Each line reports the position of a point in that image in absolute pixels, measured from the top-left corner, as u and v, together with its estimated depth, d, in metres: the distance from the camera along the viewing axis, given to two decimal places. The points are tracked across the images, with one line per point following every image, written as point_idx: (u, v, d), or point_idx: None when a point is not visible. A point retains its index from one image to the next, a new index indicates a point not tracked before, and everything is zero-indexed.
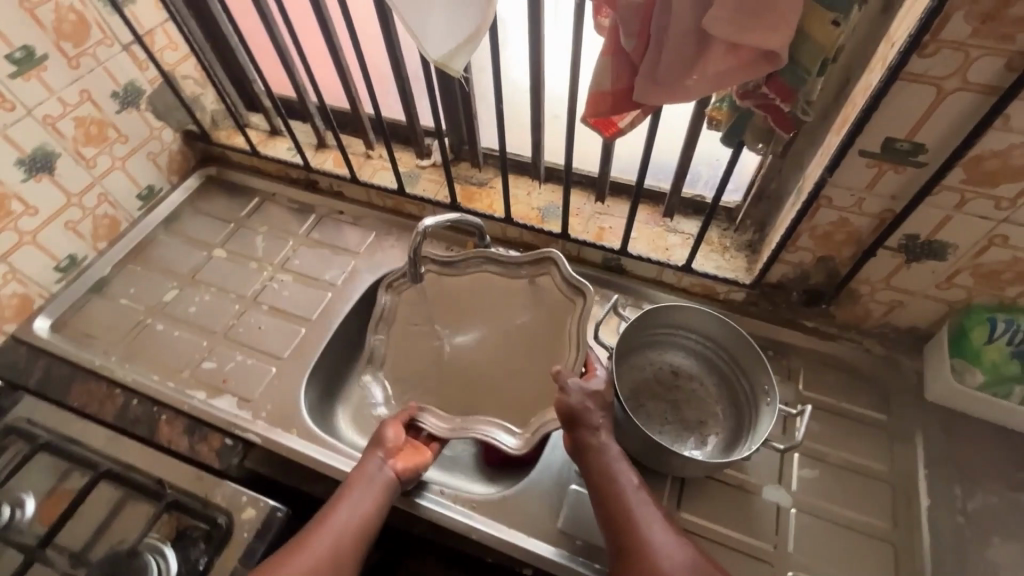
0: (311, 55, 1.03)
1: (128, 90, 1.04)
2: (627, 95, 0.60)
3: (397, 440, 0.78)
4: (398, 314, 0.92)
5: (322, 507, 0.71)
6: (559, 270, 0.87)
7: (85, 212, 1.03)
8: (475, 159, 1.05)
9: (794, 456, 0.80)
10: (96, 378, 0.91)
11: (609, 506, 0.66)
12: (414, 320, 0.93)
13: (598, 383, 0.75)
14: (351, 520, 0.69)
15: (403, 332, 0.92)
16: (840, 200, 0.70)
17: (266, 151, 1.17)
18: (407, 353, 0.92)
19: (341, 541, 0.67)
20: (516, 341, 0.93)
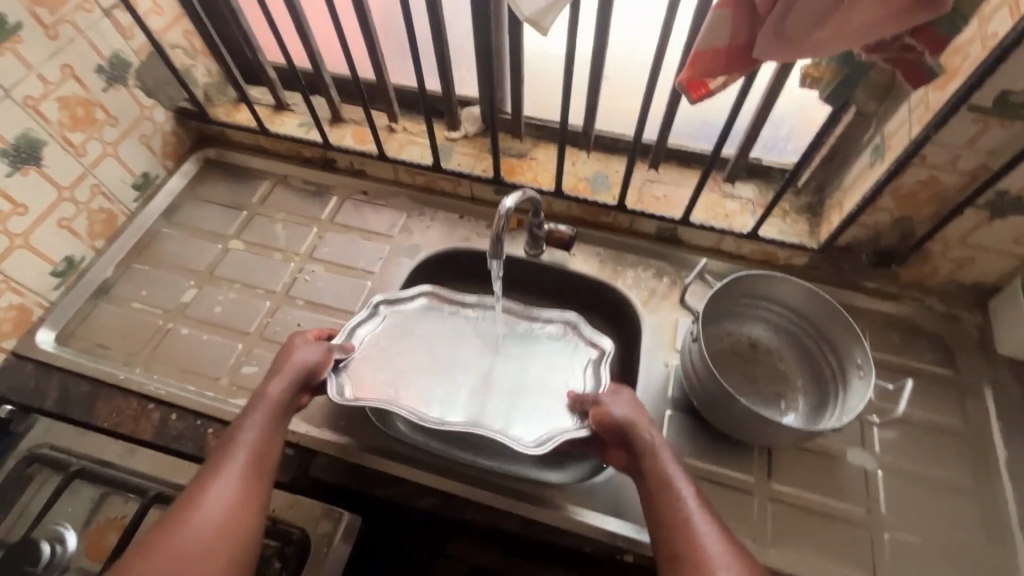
0: (343, 20, 0.94)
1: (115, 64, 0.90)
2: (744, 52, 0.55)
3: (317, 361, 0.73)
4: (403, 323, 0.88)
5: (220, 440, 0.63)
6: (579, 333, 0.88)
7: (79, 207, 0.91)
8: (515, 129, 0.99)
9: (874, 429, 0.79)
10: (123, 393, 0.82)
11: (655, 498, 0.62)
12: (411, 331, 0.88)
13: (629, 395, 0.73)
14: (254, 445, 0.63)
15: (402, 344, 0.86)
16: (935, 157, 0.68)
17: (275, 128, 1.06)
18: (394, 359, 0.85)
19: (249, 470, 0.60)
20: (529, 388, 0.84)
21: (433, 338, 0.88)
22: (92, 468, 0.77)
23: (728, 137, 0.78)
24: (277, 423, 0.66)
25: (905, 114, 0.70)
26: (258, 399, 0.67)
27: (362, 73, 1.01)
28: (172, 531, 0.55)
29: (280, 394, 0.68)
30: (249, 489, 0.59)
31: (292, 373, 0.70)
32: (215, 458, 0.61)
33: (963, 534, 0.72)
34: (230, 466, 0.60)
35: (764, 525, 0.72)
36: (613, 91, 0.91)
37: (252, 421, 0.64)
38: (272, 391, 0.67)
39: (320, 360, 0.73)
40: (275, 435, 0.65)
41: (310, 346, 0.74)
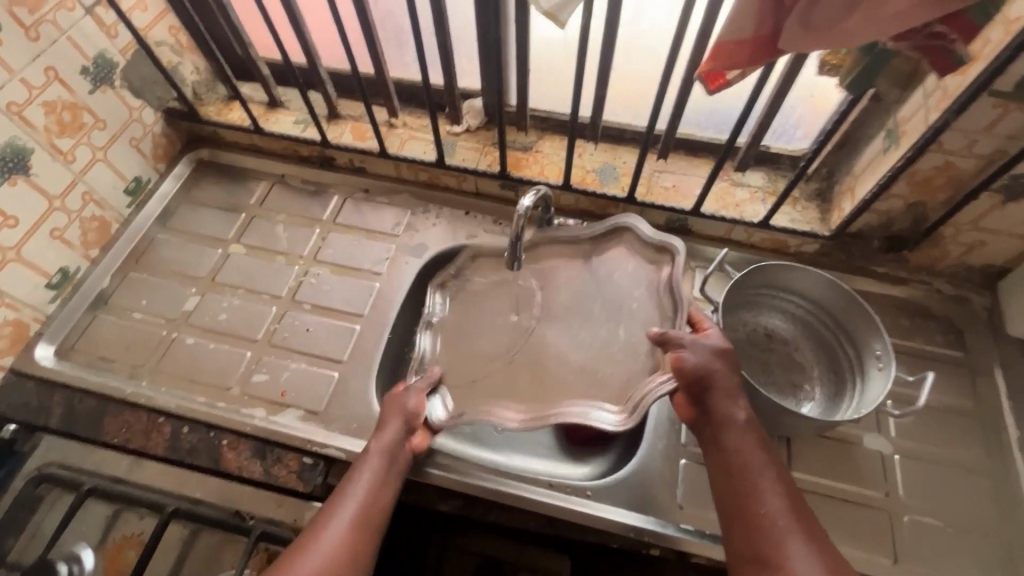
0: (342, 13, 0.91)
1: (100, 65, 0.86)
2: (768, 42, 0.54)
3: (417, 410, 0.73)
4: (463, 306, 0.86)
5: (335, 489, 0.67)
6: (637, 235, 0.82)
7: (71, 216, 0.87)
8: (520, 121, 0.97)
9: (890, 420, 0.79)
10: (130, 408, 0.80)
11: (730, 485, 0.60)
12: (470, 311, 0.85)
13: (718, 344, 0.68)
14: (363, 500, 0.64)
15: (462, 333, 0.84)
16: (952, 143, 0.68)
17: (270, 127, 1.03)
18: (457, 351, 0.82)
19: (354, 525, 0.62)
20: (602, 319, 0.80)
21: (493, 294, 0.86)
22: (105, 487, 0.75)
23: (742, 128, 0.78)
24: (387, 481, 0.67)
25: (921, 100, 0.69)
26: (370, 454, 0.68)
27: (363, 67, 0.98)
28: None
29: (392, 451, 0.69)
30: (353, 544, 0.61)
31: (402, 425, 0.71)
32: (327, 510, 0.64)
33: (979, 513, 0.73)
34: (338, 518, 0.62)
35: None
36: (620, 81, 0.90)
37: (363, 477, 0.66)
38: (383, 442, 0.69)
39: (419, 408, 0.73)
40: (386, 491, 0.66)
41: (413, 391, 0.74)
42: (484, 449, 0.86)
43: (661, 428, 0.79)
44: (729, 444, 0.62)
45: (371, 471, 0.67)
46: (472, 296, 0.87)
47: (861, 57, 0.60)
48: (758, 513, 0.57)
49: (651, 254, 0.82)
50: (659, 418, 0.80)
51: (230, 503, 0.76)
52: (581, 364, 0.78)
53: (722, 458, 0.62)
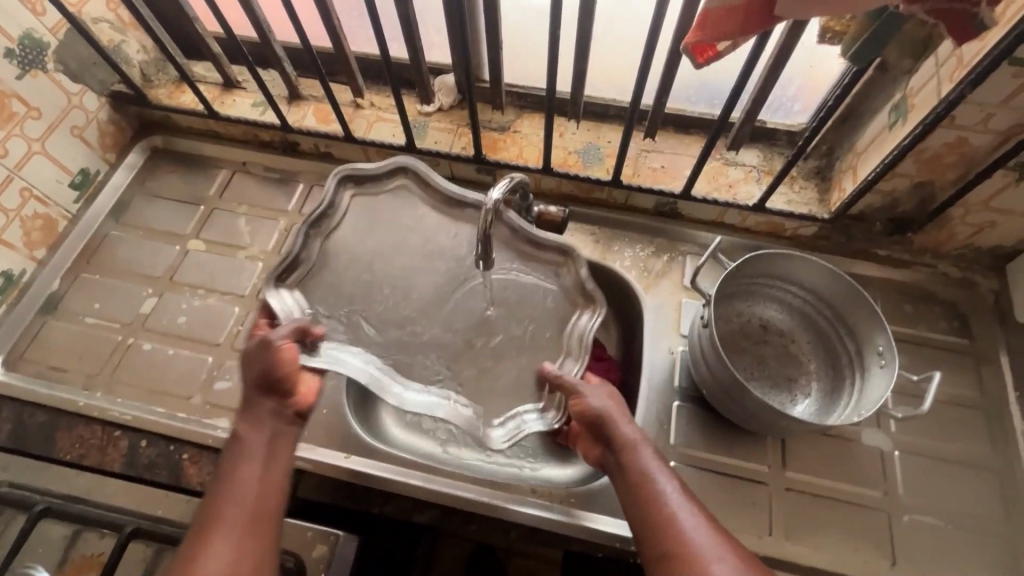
0: None
1: (28, 47, 0.78)
2: (765, 8, 0.47)
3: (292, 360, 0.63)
4: (365, 215, 0.76)
5: (213, 479, 0.57)
6: (575, 271, 0.72)
7: (10, 216, 0.80)
8: (494, 99, 0.89)
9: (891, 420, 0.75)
10: (84, 421, 0.76)
11: (643, 515, 0.55)
12: (380, 218, 0.76)
13: (607, 386, 0.67)
14: (257, 480, 0.57)
15: (368, 240, 0.74)
16: (965, 118, 0.62)
17: (225, 110, 0.95)
18: (353, 262, 0.73)
19: (254, 509, 0.55)
20: (492, 319, 0.72)
21: (397, 234, 0.75)
22: (60, 505, 0.69)
23: (736, 102, 0.71)
24: (277, 453, 0.60)
25: (932, 69, 0.62)
26: (245, 438, 0.59)
27: (318, 42, 0.91)
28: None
29: (272, 428, 0.61)
30: (257, 533, 0.54)
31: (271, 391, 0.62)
32: (212, 509, 0.54)
33: (981, 511, 0.70)
34: (232, 502, 0.55)
35: (780, 517, 0.69)
36: (603, 53, 0.83)
37: (249, 462, 0.58)
38: (261, 416, 0.61)
39: (292, 354, 0.63)
40: (278, 463, 0.59)
41: (280, 333, 0.62)
42: (465, 451, 0.81)
43: (649, 429, 0.74)
44: (638, 467, 0.58)
45: (259, 450, 0.59)
46: (385, 207, 0.76)
47: (869, 22, 0.53)
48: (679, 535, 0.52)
49: (576, 297, 0.72)
50: (647, 420, 0.75)
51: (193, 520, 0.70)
52: (500, 296, 0.73)
53: (632, 489, 0.57)
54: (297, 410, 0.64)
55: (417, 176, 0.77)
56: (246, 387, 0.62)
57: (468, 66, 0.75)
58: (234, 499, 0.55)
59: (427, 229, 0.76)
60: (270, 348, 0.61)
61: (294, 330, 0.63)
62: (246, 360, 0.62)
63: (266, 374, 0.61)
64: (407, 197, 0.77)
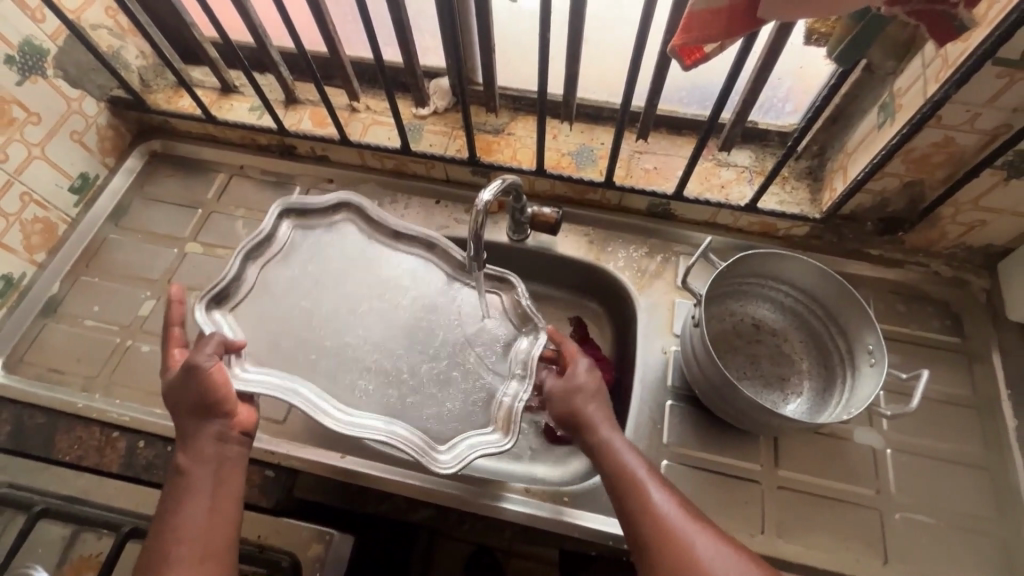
0: None
1: (28, 53, 0.79)
2: (748, 10, 0.48)
3: (220, 380, 0.61)
4: (306, 244, 0.78)
5: (159, 516, 0.56)
6: (513, 297, 0.76)
7: (10, 220, 0.81)
8: (488, 102, 0.90)
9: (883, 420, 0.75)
10: (83, 423, 0.76)
11: (625, 503, 0.57)
12: (320, 251, 0.78)
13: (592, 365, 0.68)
14: (206, 514, 0.56)
15: (308, 272, 0.76)
16: (952, 117, 0.62)
17: (223, 115, 0.96)
18: (295, 290, 0.75)
19: (205, 547, 0.54)
20: (433, 343, 0.74)
21: (337, 261, 0.78)
22: (59, 506, 0.70)
23: (725, 103, 0.71)
24: (222, 481, 0.59)
25: (919, 69, 0.63)
26: (186, 470, 0.58)
27: (314, 46, 0.92)
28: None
29: (213, 455, 0.59)
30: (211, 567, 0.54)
31: (208, 416, 0.60)
32: (160, 551, 0.53)
33: (974, 508, 0.70)
34: (182, 543, 0.54)
35: (773, 515, 0.69)
36: (595, 56, 0.84)
37: (195, 498, 0.56)
38: (202, 444, 0.59)
39: (218, 375, 0.61)
40: (223, 491, 0.58)
41: (205, 353, 0.61)
42: None
43: (642, 428, 0.75)
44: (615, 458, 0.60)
45: (203, 479, 0.58)
46: (324, 242, 0.79)
47: (854, 23, 0.54)
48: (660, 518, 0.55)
49: (515, 321, 0.75)
50: (640, 419, 0.75)
51: None
52: (442, 322, 0.76)
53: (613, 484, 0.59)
54: (242, 429, 0.63)
55: (360, 215, 0.81)
56: (179, 417, 0.61)
57: (461, 69, 0.76)
58: (179, 538, 0.54)
59: (365, 258, 0.79)
60: (190, 370, 0.60)
61: (217, 347, 0.62)
62: (172, 390, 0.61)
63: (198, 398, 0.60)
64: (351, 229, 0.80)
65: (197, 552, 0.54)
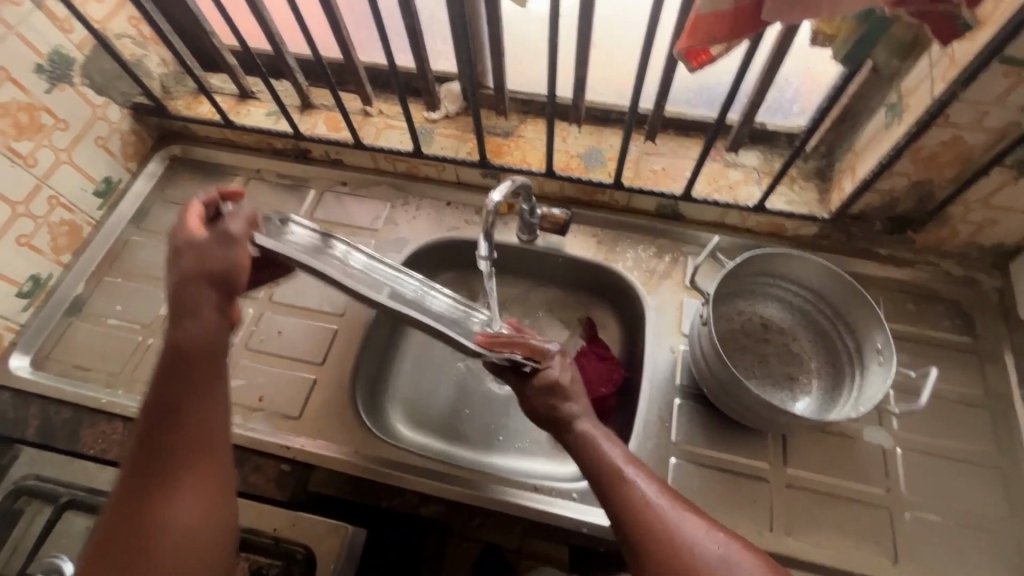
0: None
1: (56, 62, 0.82)
2: (752, 13, 0.49)
3: (240, 258, 0.61)
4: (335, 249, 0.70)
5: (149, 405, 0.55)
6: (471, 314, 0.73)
7: (38, 222, 0.84)
8: (498, 105, 0.92)
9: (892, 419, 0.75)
10: (107, 418, 0.79)
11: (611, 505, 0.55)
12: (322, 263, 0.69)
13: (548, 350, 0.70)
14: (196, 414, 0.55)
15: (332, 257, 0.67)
16: (960, 116, 0.63)
17: (240, 119, 0.99)
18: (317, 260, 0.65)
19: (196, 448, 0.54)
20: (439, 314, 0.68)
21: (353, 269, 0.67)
22: (84, 498, 0.72)
23: (733, 103, 0.72)
24: (216, 376, 0.58)
25: (926, 69, 0.63)
26: (182, 355, 0.56)
27: (327, 52, 0.94)
28: (136, 563, 0.48)
29: (204, 343, 0.58)
30: (206, 472, 0.54)
31: (214, 289, 0.59)
32: (150, 454, 0.53)
33: (986, 508, 0.70)
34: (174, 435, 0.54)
35: (782, 514, 0.70)
36: (603, 59, 0.85)
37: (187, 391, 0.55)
38: (202, 320, 0.58)
39: (240, 258, 0.61)
40: (216, 388, 0.57)
41: (236, 221, 0.62)
42: (482, 451, 0.84)
43: (651, 427, 0.75)
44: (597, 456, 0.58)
45: (194, 384, 0.56)
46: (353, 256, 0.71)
47: (858, 24, 0.55)
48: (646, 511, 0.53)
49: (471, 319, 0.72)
50: (648, 417, 0.76)
51: None
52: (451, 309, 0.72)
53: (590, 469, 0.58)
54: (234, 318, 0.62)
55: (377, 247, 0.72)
56: (181, 279, 0.59)
57: (472, 73, 0.78)
58: (173, 436, 0.54)
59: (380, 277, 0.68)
60: (224, 233, 0.61)
61: (248, 221, 0.63)
62: (184, 249, 0.60)
63: (215, 266, 0.59)
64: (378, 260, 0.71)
65: (189, 458, 0.53)
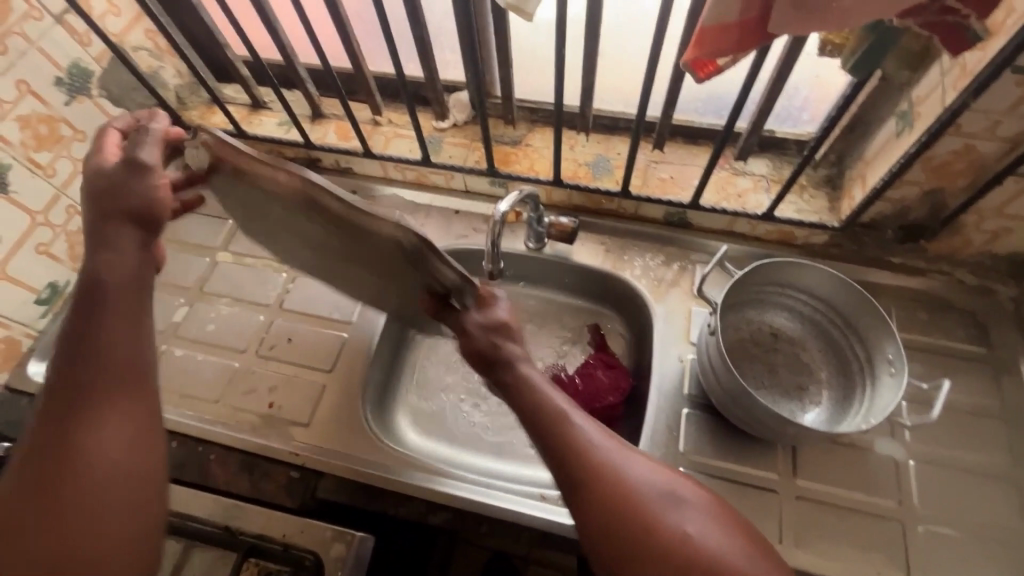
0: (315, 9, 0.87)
1: (75, 75, 0.84)
2: (758, 25, 0.49)
3: (160, 195, 0.57)
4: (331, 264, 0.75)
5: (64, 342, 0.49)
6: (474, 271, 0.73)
7: (57, 231, 0.86)
8: (506, 114, 0.93)
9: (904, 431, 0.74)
10: None
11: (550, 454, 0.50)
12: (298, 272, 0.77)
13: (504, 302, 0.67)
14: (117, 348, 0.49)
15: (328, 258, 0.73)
16: (972, 125, 0.62)
17: (252, 129, 1.00)
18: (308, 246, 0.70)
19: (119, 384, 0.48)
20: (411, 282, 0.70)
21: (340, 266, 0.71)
22: None
23: (741, 112, 0.72)
24: (143, 307, 0.53)
25: (937, 78, 0.63)
26: (100, 288, 0.51)
27: (337, 62, 0.95)
28: (55, 504, 0.42)
29: (127, 273, 0.53)
30: (134, 403, 0.48)
31: (133, 227, 0.55)
32: (64, 381, 0.47)
33: (1001, 522, 0.69)
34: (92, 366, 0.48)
35: (791, 526, 0.69)
36: (611, 68, 0.85)
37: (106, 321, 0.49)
38: (123, 258, 0.53)
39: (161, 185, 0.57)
40: (143, 314, 0.52)
41: (151, 155, 0.58)
42: (489, 459, 0.84)
43: (658, 436, 0.75)
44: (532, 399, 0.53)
45: (112, 308, 0.50)
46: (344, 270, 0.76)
47: (866, 35, 0.54)
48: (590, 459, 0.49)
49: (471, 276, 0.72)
50: (656, 426, 0.76)
51: (221, 519, 0.71)
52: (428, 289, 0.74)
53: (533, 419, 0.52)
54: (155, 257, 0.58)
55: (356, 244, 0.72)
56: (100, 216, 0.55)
57: (480, 83, 0.78)
58: (90, 373, 0.47)
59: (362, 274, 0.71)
60: (142, 167, 0.57)
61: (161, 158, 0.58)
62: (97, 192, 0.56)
63: (134, 198, 0.55)
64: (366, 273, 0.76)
65: (109, 382, 0.47)
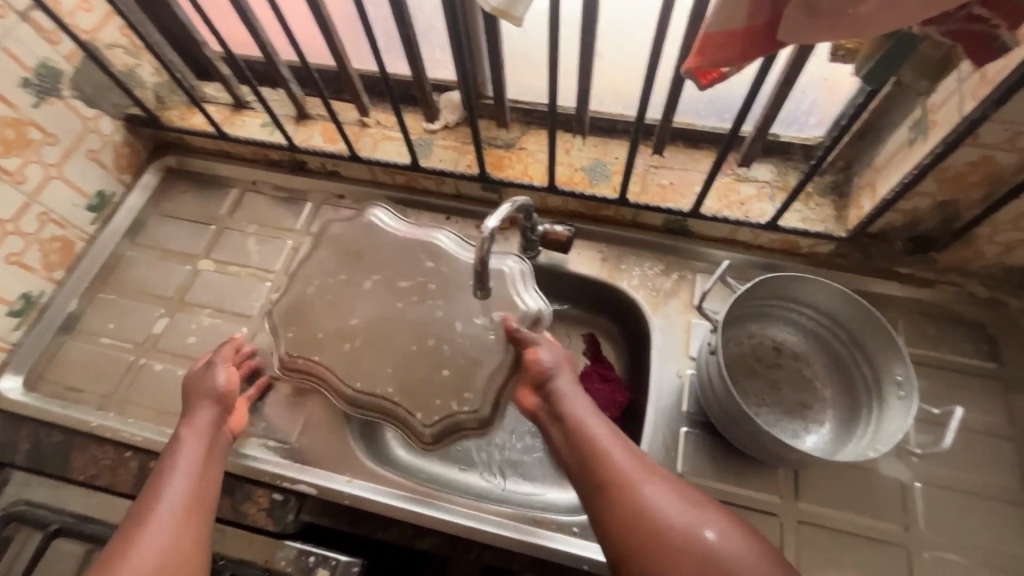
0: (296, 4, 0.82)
1: (44, 75, 0.80)
2: (764, 31, 0.45)
3: (229, 383, 0.69)
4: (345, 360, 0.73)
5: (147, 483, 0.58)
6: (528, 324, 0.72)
7: (28, 239, 0.82)
8: (499, 116, 0.88)
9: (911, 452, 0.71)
10: (97, 442, 0.77)
11: (577, 464, 0.56)
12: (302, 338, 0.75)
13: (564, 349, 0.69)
14: (186, 493, 0.57)
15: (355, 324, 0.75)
16: (990, 136, 0.58)
17: (235, 130, 0.96)
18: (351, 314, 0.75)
19: (181, 518, 0.55)
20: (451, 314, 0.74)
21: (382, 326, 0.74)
22: (72, 524, 0.71)
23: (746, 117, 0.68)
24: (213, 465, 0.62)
25: (955, 84, 0.59)
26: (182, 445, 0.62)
27: (322, 60, 0.91)
28: None
29: (205, 432, 0.64)
30: (187, 530, 0.54)
31: (215, 406, 0.66)
32: (139, 510, 0.55)
33: (1010, 549, 0.66)
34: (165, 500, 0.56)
35: (792, 551, 0.67)
36: (608, 68, 0.81)
37: (182, 467, 0.59)
38: (198, 426, 0.64)
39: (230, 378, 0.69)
40: (210, 472, 0.61)
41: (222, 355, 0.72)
42: (479, 476, 0.82)
43: (655, 456, 0.72)
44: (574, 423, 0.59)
45: (182, 464, 0.60)
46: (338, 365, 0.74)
47: (883, 42, 0.50)
48: (611, 468, 0.54)
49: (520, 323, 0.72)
50: (653, 446, 0.73)
51: None
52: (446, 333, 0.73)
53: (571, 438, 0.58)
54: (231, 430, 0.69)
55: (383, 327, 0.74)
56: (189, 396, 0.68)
57: (470, 85, 0.74)
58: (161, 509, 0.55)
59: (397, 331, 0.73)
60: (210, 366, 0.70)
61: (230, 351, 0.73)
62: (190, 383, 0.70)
63: (209, 386, 0.68)
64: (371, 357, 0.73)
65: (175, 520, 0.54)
